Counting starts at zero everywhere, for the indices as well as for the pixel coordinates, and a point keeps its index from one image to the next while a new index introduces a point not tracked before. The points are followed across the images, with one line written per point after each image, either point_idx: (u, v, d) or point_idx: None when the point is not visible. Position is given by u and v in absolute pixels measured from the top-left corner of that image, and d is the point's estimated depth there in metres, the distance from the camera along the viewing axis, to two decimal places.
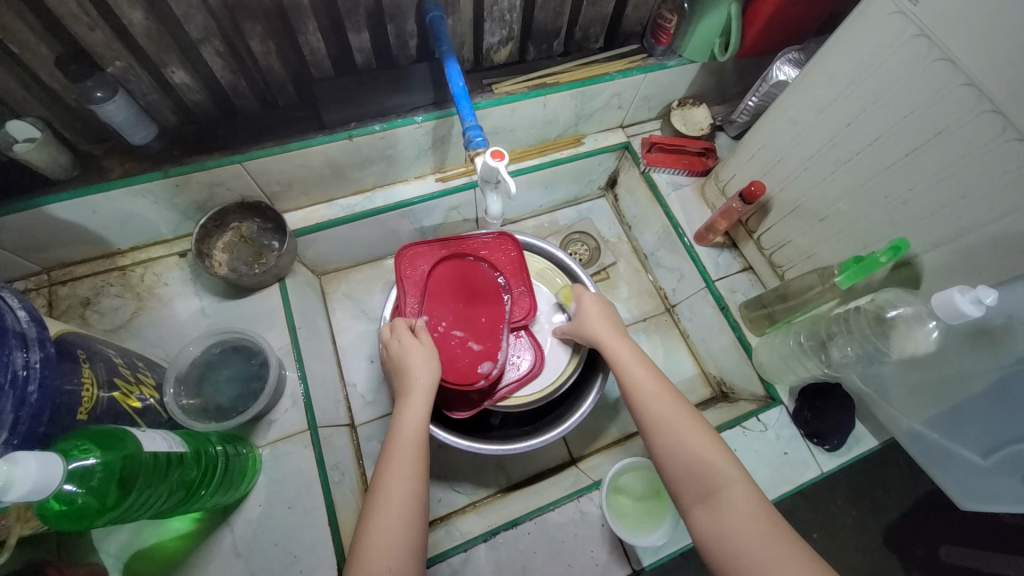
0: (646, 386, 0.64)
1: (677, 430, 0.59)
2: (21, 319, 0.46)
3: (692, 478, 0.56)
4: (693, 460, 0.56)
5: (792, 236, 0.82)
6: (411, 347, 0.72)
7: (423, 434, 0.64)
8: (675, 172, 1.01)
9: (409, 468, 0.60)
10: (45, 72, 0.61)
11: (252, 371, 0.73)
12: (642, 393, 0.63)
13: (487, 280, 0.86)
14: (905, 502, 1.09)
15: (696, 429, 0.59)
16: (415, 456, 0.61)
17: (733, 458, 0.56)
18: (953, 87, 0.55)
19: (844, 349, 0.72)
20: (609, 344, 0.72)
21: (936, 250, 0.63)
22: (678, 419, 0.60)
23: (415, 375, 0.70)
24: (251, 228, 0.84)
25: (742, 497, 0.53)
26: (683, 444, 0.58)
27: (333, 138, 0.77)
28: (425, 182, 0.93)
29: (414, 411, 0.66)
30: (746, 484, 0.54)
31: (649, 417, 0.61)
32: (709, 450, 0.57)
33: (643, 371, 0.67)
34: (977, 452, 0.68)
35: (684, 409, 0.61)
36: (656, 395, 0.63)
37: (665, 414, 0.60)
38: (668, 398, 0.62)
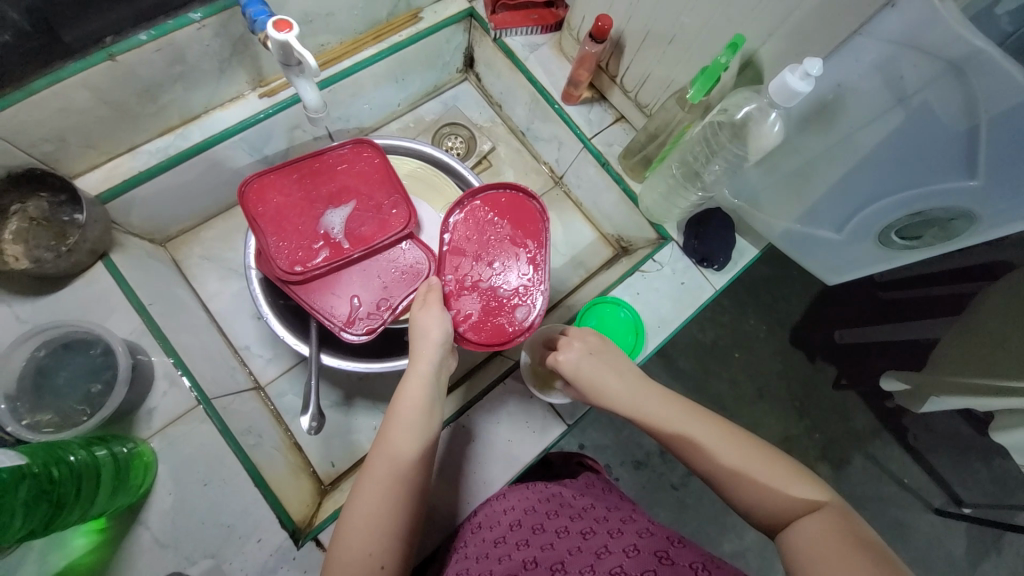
0: (673, 419, 0.52)
1: (736, 466, 0.48)
2: None
3: (769, 519, 0.46)
4: (768, 501, 0.46)
5: (649, 69, 0.80)
6: (422, 309, 0.63)
7: (427, 412, 0.59)
8: (528, 31, 0.93)
9: (404, 450, 0.56)
10: None
11: (97, 363, 0.63)
12: (682, 433, 0.51)
13: (508, 209, 0.69)
14: (795, 301, 1.24)
15: (756, 455, 0.48)
16: (415, 435, 0.58)
17: (810, 481, 0.46)
18: None
19: (713, 169, 0.74)
20: (600, 384, 0.56)
21: (770, 41, 0.63)
22: (725, 441, 0.50)
23: (426, 345, 0.61)
24: (41, 207, 0.68)
25: (826, 526, 0.42)
26: (749, 482, 0.47)
27: (91, 63, 0.60)
28: (247, 102, 0.79)
29: (419, 384, 0.60)
30: (830, 509, 0.44)
31: (695, 458, 0.50)
32: (782, 481, 0.46)
33: (659, 399, 0.54)
34: (833, 230, 0.75)
35: (734, 430, 0.51)
36: (695, 426, 0.51)
37: (713, 448, 0.49)
38: (706, 423, 0.52)
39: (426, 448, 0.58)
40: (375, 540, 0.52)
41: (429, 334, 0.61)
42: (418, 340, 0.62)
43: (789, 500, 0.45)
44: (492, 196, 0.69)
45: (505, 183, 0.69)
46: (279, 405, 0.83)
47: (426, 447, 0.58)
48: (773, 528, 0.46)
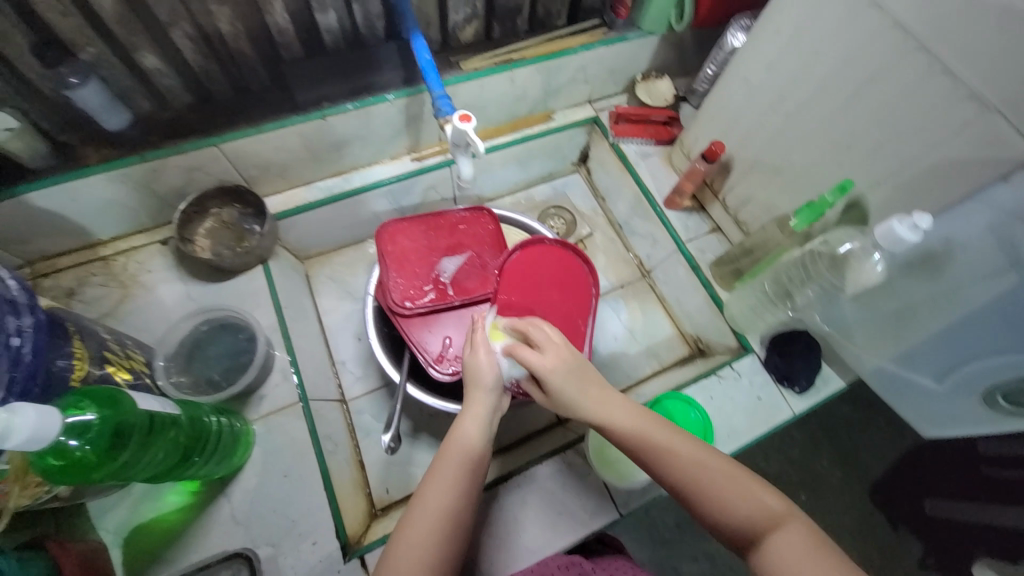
0: (642, 431, 0.57)
1: (705, 480, 0.53)
2: (10, 288, 0.48)
3: (739, 531, 0.50)
4: (740, 515, 0.50)
5: (754, 192, 0.87)
6: (476, 354, 0.65)
7: (478, 453, 0.60)
8: (642, 141, 1.05)
9: (454, 485, 0.58)
10: (15, 57, 0.61)
11: (239, 346, 0.76)
12: (656, 446, 0.55)
13: (557, 263, 0.77)
14: (881, 449, 1.15)
15: (722, 470, 0.53)
16: (467, 471, 0.59)
17: (770, 492, 0.52)
18: (881, 31, 0.59)
19: (806, 293, 0.78)
20: (585, 397, 0.60)
21: (878, 189, 0.68)
22: (691, 455, 0.54)
23: (480, 386, 0.64)
24: (232, 214, 0.86)
25: (796, 536, 0.48)
26: (717, 498, 0.52)
27: (308, 118, 0.79)
28: (401, 162, 0.96)
29: (472, 426, 0.61)
30: (797, 518, 0.50)
31: (664, 472, 0.54)
32: (745, 496, 0.51)
33: (628, 411, 0.59)
34: (931, 379, 0.75)
35: (695, 444, 0.56)
36: (665, 439, 0.56)
37: (683, 462, 0.54)
38: (670, 437, 0.56)
39: (474, 485, 0.59)
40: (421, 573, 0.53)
41: (483, 377, 0.64)
42: (472, 383, 0.64)
43: (753, 513, 0.50)
44: (541, 250, 0.77)
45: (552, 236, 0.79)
46: (355, 421, 0.90)
47: (473, 486, 0.59)
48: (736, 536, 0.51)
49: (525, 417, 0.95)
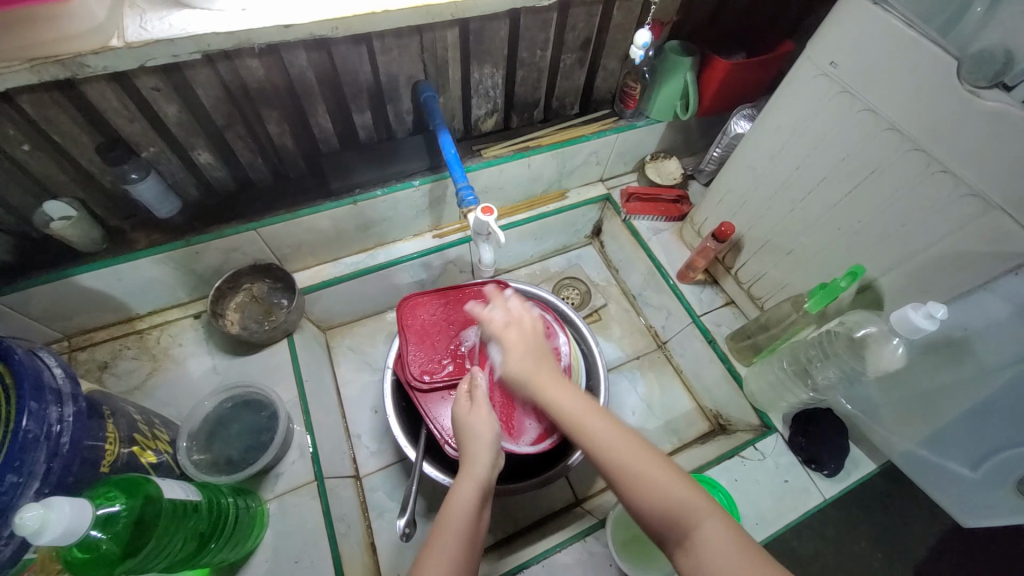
0: (581, 413, 0.59)
1: (631, 467, 0.53)
2: (57, 376, 0.51)
3: (664, 525, 0.50)
4: (661, 505, 0.51)
5: (766, 269, 0.89)
6: (471, 416, 0.65)
7: (478, 516, 0.58)
8: (654, 218, 1.09)
9: (456, 555, 0.54)
10: (84, 157, 0.68)
11: (261, 423, 0.77)
12: (585, 427, 0.58)
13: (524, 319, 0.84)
14: (923, 536, 1.07)
15: (651, 461, 0.53)
16: (467, 537, 0.56)
17: (694, 487, 0.52)
18: (879, 132, 0.63)
19: (825, 373, 0.76)
20: (534, 377, 0.63)
21: (891, 274, 0.70)
22: (618, 438, 0.56)
23: (477, 447, 0.62)
24: (262, 289, 0.90)
25: (718, 534, 0.47)
26: (640, 485, 0.52)
27: (340, 204, 0.85)
28: (423, 239, 1.01)
29: (472, 486, 0.59)
30: (722, 516, 0.49)
31: (595, 450, 0.56)
32: (669, 484, 0.51)
33: (571, 398, 0.61)
34: (966, 466, 0.72)
35: (631, 437, 0.56)
36: (592, 420, 0.58)
37: (611, 448, 0.55)
38: (611, 427, 0.57)
39: (471, 551, 0.56)
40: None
41: (483, 437, 0.63)
42: (470, 442, 0.63)
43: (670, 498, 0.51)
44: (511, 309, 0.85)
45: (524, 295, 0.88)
46: (369, 498, 0.88)
47: (471, 554, 0.55)
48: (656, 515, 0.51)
49: (542, 496, 0.92)
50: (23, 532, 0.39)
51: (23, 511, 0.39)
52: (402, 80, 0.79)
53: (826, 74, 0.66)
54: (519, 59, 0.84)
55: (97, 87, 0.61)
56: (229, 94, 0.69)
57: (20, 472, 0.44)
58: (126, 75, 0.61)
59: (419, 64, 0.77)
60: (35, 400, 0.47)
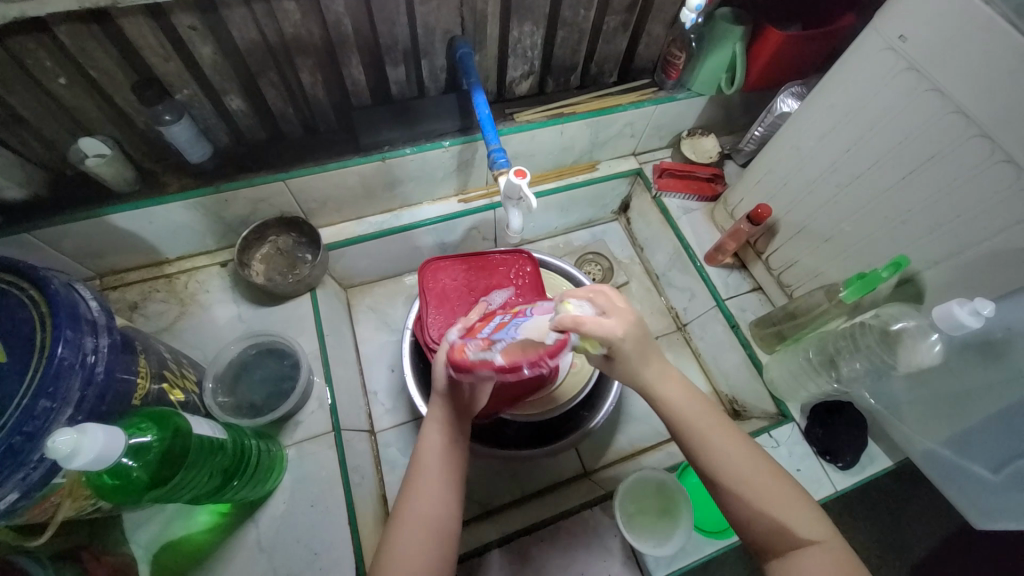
0: (695, 415, 0.55)
1: (751, 481, 0.52)
2: (93, 309, 0.52)
3: (767, 538, 0.50)
4: (772, 520, 0.50)
5: (799, 256, 0.86)
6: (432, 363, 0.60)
7: (450, 454, 0.58)
8: (685, 196, 1.05)
9: (432, 486, 0.55)
10: (119, 96, 0.67)
11: (283, 372, 0.79)
12: (698, 429, 0.54)
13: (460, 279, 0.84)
14: (930, 538, 1.06)
15: (768, 476, 0.52)
16: (442, 473, 0.56)
17: (804, 504, 0.51)
18: (943, 115, 0.59)
19: (852, 365, 0.75)
20: (646, 369, 0.54)
21: (936, 268, 0.67)
22: (736, 451, 0.53)
23: (432, 389, 0.60)
24: (287, 242, 0.91)
25: (828, 556, 0.48)
26: (756, 497, 0.51)
27: (368, 160, 0.83)
28: (448, 203, 1.00)
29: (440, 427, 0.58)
30: (831, 542, 0.49)
31: (709, 459, 0.53)
32: (784, 501, 0.51)
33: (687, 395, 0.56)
34: (986, 468, 0.70)
35: (745, 443, 0.54)
36: (710, 427, 0.54)
37: (731, 458, 0.53)
38: (724, 434, 0.54)
39: (455, 490, 0.56)
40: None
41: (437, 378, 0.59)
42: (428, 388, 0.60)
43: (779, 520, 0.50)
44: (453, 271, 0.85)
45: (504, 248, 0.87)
46: (383, 453, 0.91)
47: (456, 493, 0.56)
48: (760, 528, 0.51)
49: (551, 465, 0.93)
50: (55, 455, 0.40)
51: (56, 436, 0.41)
52: (439, 34, 0.76)
53: (892, 48, 0.62)
54: (561, 18, 0.80)
55: (132, 22, 0.60)
56: (265, 40, 0.68)
57: (54, 398, 0.46)
58: (162, 10, 0.60)
59: (457, 18, 0.74)
60: (71, 330, 0.48)
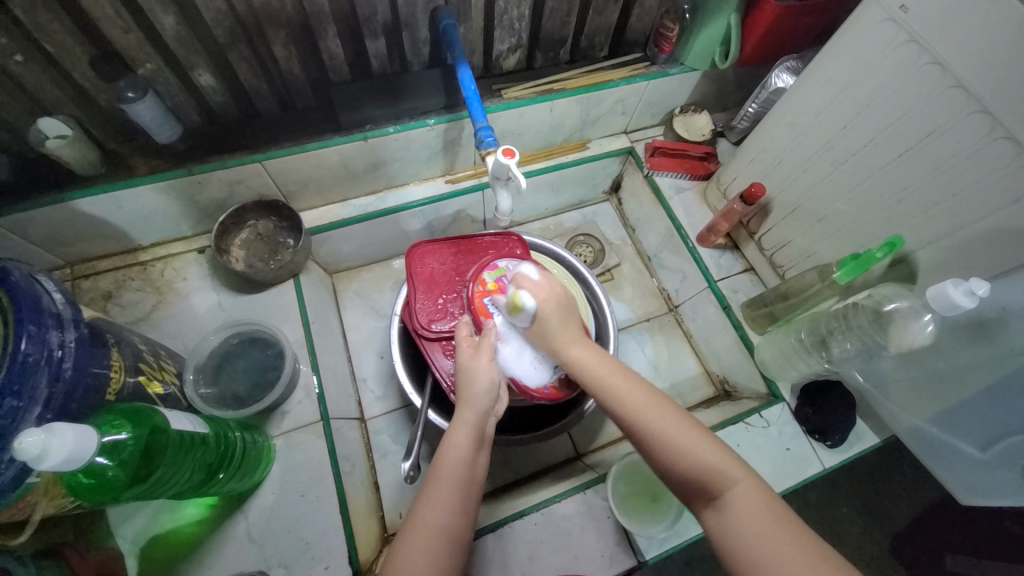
0: (604, 377, 0.57)
1: (659, 425, 0.52)
2: (57, 301, 0.49)
3: (689, 483, 0.50)
4: (691, 468, 0.50)
5: (792, 236, 0.85)
6: (472, 362, 0.62)
7: (473, 459, 0.57)
8: (678, 176, 1.03)
9: (449, 493, 0.54)
10: (77, 72, 0.63)
11: (267, 362, 0.77)
12: (612, 390, 0.56)
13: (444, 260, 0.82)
14: (912, 510, 1.09)
15: (680, 422, 0.52)
16: (461, 481, 0.55)
17: (720, 448, 0.50)
18: (943, 89, 0.57)
19: (843, 345, 0.75)
20: (558, 335, 0.62)
21: (930, 247, 0.66)
22: (645, 401, 0.54)
23: (470, 395, 0.60)
24: (267, 226, 0.87)
25: (750, 497, 0.47)
26: (674, 446, 0.51)
27: (350, 139, 0.80)
28: (435, 184, 0.97)
29: (465, 430, 0.58)
30: (754, 481, 0.48)
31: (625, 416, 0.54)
32: (699, 445, 0.50)
33: (595, 360, 0.59)
34: (975, 447, 0.71)
35: (653, 394, 0.55)
36: (621, 384, 0.56)
37: (641, 411, 0.53)
38: (632, 388, 0.56)
39: (471, 496, 0.55)
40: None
41: (478, 384, 0.60)
42: (464, 392, 0.61)
43: (697, 464, 0.49)
44: (441, 251, 0.83)
45: (494, 229, 0.85)
46: (373, 440, 0.90)
47: (471, 499, 0.55)
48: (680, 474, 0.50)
49: (543, 449, 0.93)
50: (23, 457, 0.38)
51: (22, 437, 0.39)
52: (420, 5, 0.72)
53: (894, 19, 0.59)
54: None
55: None
56: (232, 10, 0.63)
57: (20, 396, 0.43)
58: None
59: None
60: (34, 324, 0.45)
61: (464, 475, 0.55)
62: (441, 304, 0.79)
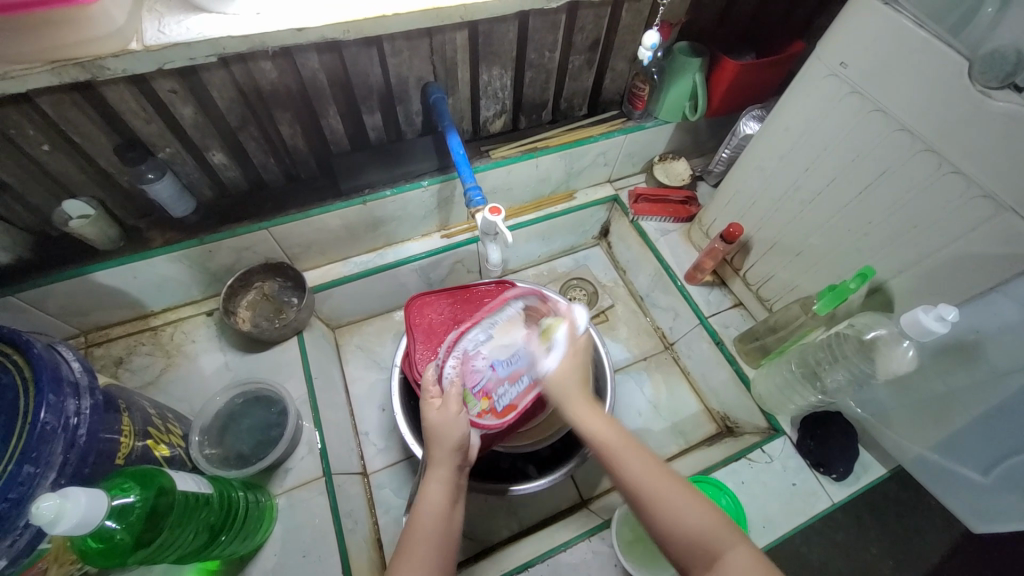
0: (610, 443, 0.59)
1: (659, 493, 0.53)
2: (75, 370, 0.52)
3: (691, 553, 0.50)
4: (689, 533, 0.50)
5: (775, 271, 0.88)
6: (442, 413, 0.62)
7: (450, 516, 0.58)
8: (662, 219, 1.08)
9: (428, 550, 0.54)
10: (103, 158, 0.69)
11: (271, 419, 0.79)
12: (616, 457, 0.58)
13: (443, 310, 0.85)
14: (937, 545, 1.05)
15: (681, 491, 0.53)
16: (436, 540, 0.55)
17: (715, 516, 0.52)
18: (890, 132, 0.63)
19: (835, 376, 0.76)
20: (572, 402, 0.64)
21: (902, 277, 0.70)
22: (644, 466, 0.56)
23: (443, 449, 0.61)
24: (273, 287, 0.92)
25: (747, 560, 0.47)
26: (673, 512, 0.52)
27: (350, 203, 0.86)
28: (431, 239, 1.02)
29: (441, 486, 0.59)
30: (749, 546, 0.48)
31: (627, 484, 0.55)
32: (695, 511, 0.52)
33: (602, 424, 0.61)
34: (977, 471, 0.71)
35: (660, 466, 0.56)
36: (624, 451, 0.58)
37: (643, 480, 0.55)
38: (636, 453, 0.58)
39: (446, 554, 0.55)
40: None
41: (446, 440, 0.61)
42: (434, 446, 0.62)
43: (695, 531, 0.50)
44: (438, 301, 0.86)
45: (489, 278, 0.89)
46: (376, 495, 0.89)
47: (445, 554, 0.55)
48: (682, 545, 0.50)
49: (547, 496, 0.92)
50: (40, 521, 0.40)
51: (40, 501, 0.40)
52: (412, 82, 0.79)
53: (836, 74, 0.66)
54: (528, 60, 0.85)
55: (115, 90, 0.62)
56: (244, 97, 0.71)
57: (38, 462, 0.45)
58: (144, 78, 0.63)
59: (429, 66, 0.78)
60: (53, 393, 0.48)
61: (439, 533, 0.56)
62: (441, 353, 0.81)
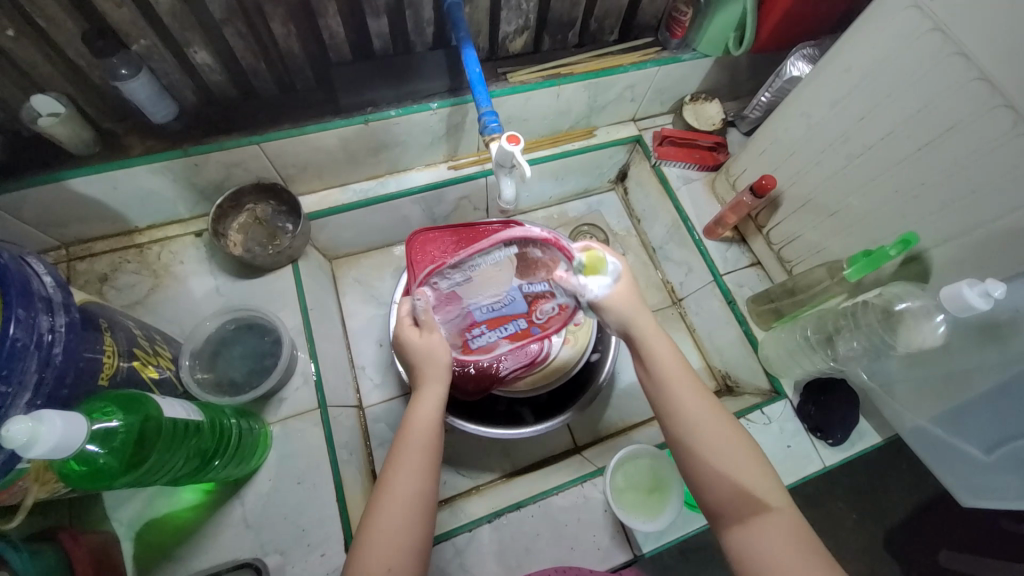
0: (672, 378, 0.55)
1: (715, 443, 0.52)
2: (47, 285, 0.48)
3: (734, 501, 0.51)
4: (736, 485, 0.51)
5: (803, 231, 0.83)
6: (422, 337, 0.60)
7: (439, 431, 0.57)
8: (686, 165, 1.00)
9: (422, 461, 0.54)
10: (70, 47, 0.61)
11: (265, 348, 0.76)
12: (675, 397, 0.54)
13: (446, 247, 0.80)
14: (909, 507, 1.09)
15: (738, 446, 0.52)
16: (426, 450, 0.55)
17: (769, 475, 0.52)
18: (965, 81, 0.55)
19: (850, 343, 0.73)
20: (640, 321, 0.56)
21: (946, 246, 0.65)
22: (705, 412, 0.54)
23: (431, 366, 0.59)
24: (266, 210, 0.85)
25: (788, 523, 0.49)
26: (726, 462, 0.51)
27: (351, 122, 0.77)
28: (437, 170, 0.95)
29: (431, 403, 0.58)
30: (794, 511, 0.50)
31: (681, 421, 0.54)
32: (749, 468, 0.51)
33: (667, 355, 0.56)
34: (980, 450, 0.70)
35: (720, 414, 0.55)
36: (683, 392, 0.55)
37: (699, 427, 0.53)
38: (698, 396, 0.55)
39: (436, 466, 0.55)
40: (398, 561, 0.49)
41: (435, 358, 0.59)
42: (422, 365, 0.60)
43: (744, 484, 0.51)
44: (442, 238, 0.81)
45: (497, 216, 0.83)
46: (371, 428, 0.89)
47: (435, 465, 0.55)
48: (728, 491, 0.51)
49: (541, 440, 0.93)
50: (12, 444, 0.37)
51: (10, 424, 0.38)
52: None
53: (917, 6, 0.57)
54: None
55: None
56: None
57: (10, 381, 0.42)
58: None
59: None
60: (24, 308, 0.44)
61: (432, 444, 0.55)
62: None
